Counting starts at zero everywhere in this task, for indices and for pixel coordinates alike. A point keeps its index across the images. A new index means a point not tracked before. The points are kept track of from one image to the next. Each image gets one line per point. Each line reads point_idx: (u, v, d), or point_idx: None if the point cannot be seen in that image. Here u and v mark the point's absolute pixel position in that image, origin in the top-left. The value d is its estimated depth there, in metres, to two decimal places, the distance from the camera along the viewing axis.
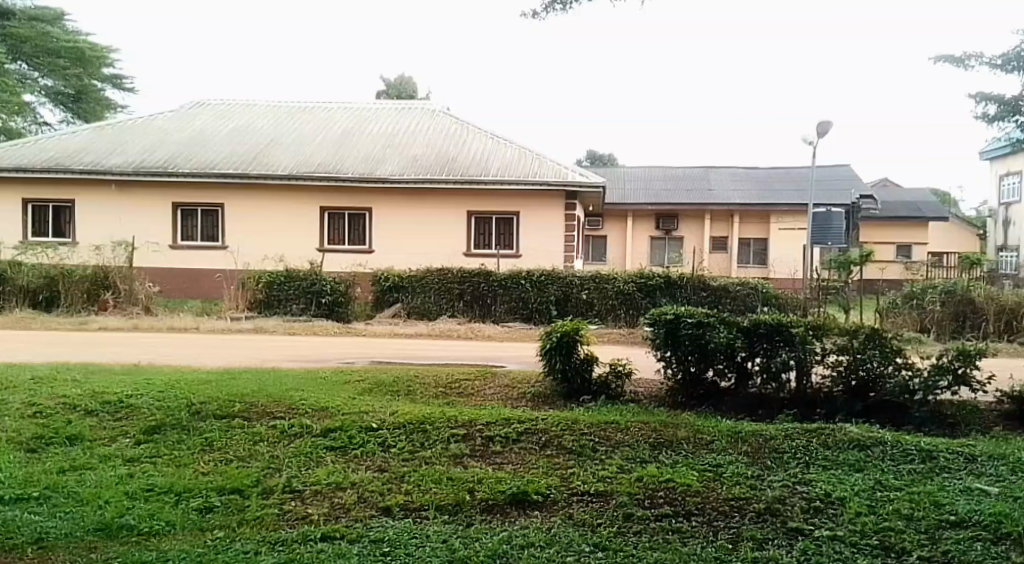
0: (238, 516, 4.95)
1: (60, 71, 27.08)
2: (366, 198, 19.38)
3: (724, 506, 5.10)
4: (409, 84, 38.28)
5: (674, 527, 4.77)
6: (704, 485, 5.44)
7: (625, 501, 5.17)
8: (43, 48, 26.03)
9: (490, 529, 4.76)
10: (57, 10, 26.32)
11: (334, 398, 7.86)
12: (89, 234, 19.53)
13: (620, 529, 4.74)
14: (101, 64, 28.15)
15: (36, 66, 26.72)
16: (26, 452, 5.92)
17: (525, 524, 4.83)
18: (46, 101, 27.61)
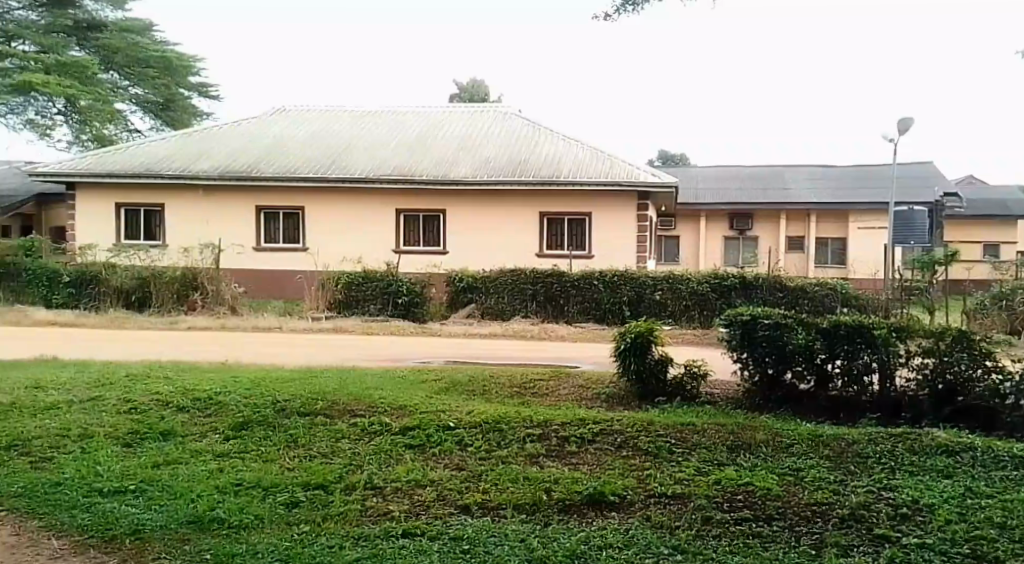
0: (322, 511, 5.01)
1: (149, 81, 27.72)
2: (438, 200, 19.60)
3: (806, 511, 4.88)
4: (480, 88, 38.64)
5: (754, 531, 4.58)
6: (784, 489, 5.24)
7: (704, 503, 5.01)
8: (133, 57, 26.93)
9: (568, 529, 4.66)
10: (146, 21, 27.32)
11: (410, 396, 7.94)
12: (177, 238, 20.35)
13: (699, 532, 4.58)
14: (188, 73, 28.62)
15: (127, 76, 27.42)
16: (122, 445, 6.15)
17: (603, 525, 4.72)
18: (138, 110, 27.93)
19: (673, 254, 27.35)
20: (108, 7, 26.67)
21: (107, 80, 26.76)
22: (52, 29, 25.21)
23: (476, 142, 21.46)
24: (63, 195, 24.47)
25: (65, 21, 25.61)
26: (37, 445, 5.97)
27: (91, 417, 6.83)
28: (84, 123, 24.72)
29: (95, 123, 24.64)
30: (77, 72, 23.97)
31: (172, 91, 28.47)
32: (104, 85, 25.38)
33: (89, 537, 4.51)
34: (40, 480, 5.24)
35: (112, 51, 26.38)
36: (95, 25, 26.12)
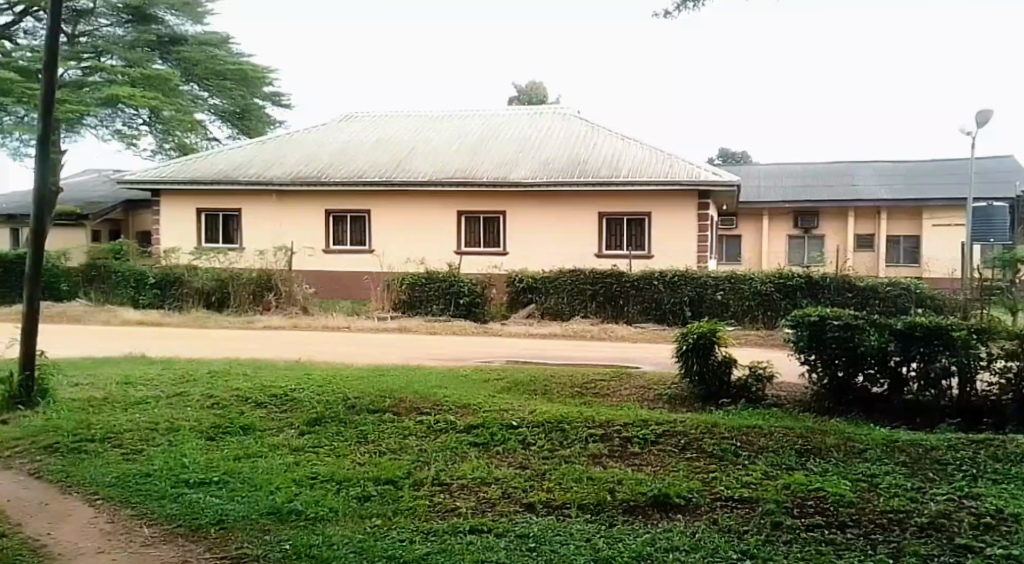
0: (393, 506, 5.15)
1: (228, 92, 27.39)
2: (498, 202, 19.78)
3: (882, 518, 4.81)
4: (539, 90, 38.69)
5: (827, 537, 4.52)
6: (859, 496, 5.16)
7: (773, 508, 4.98)
8: (215, 71, 26.69)
9: (634, 530, 4.68)
10: (223, 34, 27.19)
11: (474, 395, 8.08)
12: (248, 241, 21.07)
13: (769, 537, 4.54)
14: (264, 83, 28.35)
15: (207, 88, 27.17)
16: (206, 438, 6.45)
17: (670, 527, 4.72)
18: (217, 121, 27.73)
19: (735, 253, 26.93)
20: (188, 22, 26.30)
21: (189, 92, 26.60)
22: (136, 43, 25.06)
23: (536, 144, 21.57)
24: (149, 201, 25.51)
25: (148, 37, 25.40)
26: (128, 438, 6.31)
27: (176, 411, 7.18)
28: (168, 134, 25.51)
29: (177, 133, 25.43)
30: (160, 85, 24.45)
31: (249, 102, 28.30)
32: (185, 95, 25.89)
33: (177, 525, 4.68)
34: (132, 470, 5.53)
35: (194, 64, 26.34)
36: (177, 39, 26.01)
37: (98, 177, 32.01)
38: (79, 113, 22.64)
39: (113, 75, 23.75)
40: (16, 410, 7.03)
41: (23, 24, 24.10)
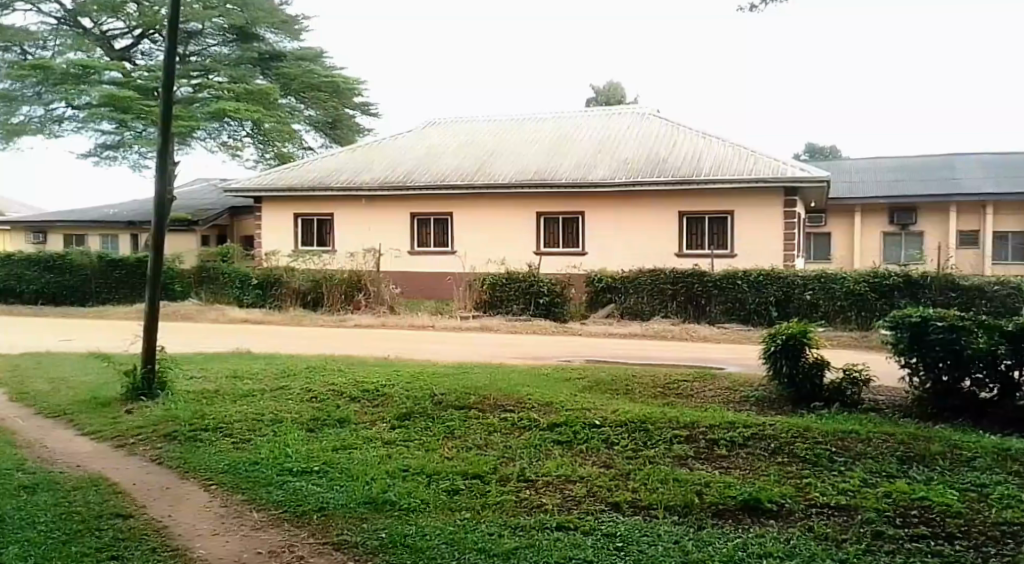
0: (481, 499, 5.25)
1: (320, 103, 28.35)
2: (578, 202, 19.82)
3: (994, 531, 4.67)
4: (617, 90, 38.49)
5: (933, 549, 4.43)
6: (966, 507, 5.03)
7: (873, 517, 4.91)
8: (309, 84, 27.66)
9: (724, 534, 4.67)
10: (317, 48, 28.25)
11: (558, 394, 8.18)
12: (337, 244, 21.83)
13: (869, 546, 4.48)
14: (354, 93, 29.22)
15: (302, 100, 28.15)
16: (307, 430, 6.80)
17: (762, 532, 4.70)
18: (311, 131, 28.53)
19: (824, 252, 26.14)
20: (287, 39, 27.53)
21: (286, 104, 27.45)
22: (240, 61, 25.98)
23: (616, 144, 21.53)
24: (252, 208, 26.71)
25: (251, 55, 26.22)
26: (237, 428, 6.72)
27: (278, 404, 7.60)
28: (267, 144, 26.52)
29: (276, 143, 26.42)
30: (260, 99, 25.59)
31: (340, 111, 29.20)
32: (283, 107, 26.83)
33: (283, 511, 4.96)
34: (242, 459, 5.90)
35: (290, 79, 27.32)
36: (276, 55, 26.99)
37: (203, 184, 33.73)
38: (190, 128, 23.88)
39: (220, 91, 25.03)
40: (139, 400, 7.58)
41: (141, 46, 25.58)
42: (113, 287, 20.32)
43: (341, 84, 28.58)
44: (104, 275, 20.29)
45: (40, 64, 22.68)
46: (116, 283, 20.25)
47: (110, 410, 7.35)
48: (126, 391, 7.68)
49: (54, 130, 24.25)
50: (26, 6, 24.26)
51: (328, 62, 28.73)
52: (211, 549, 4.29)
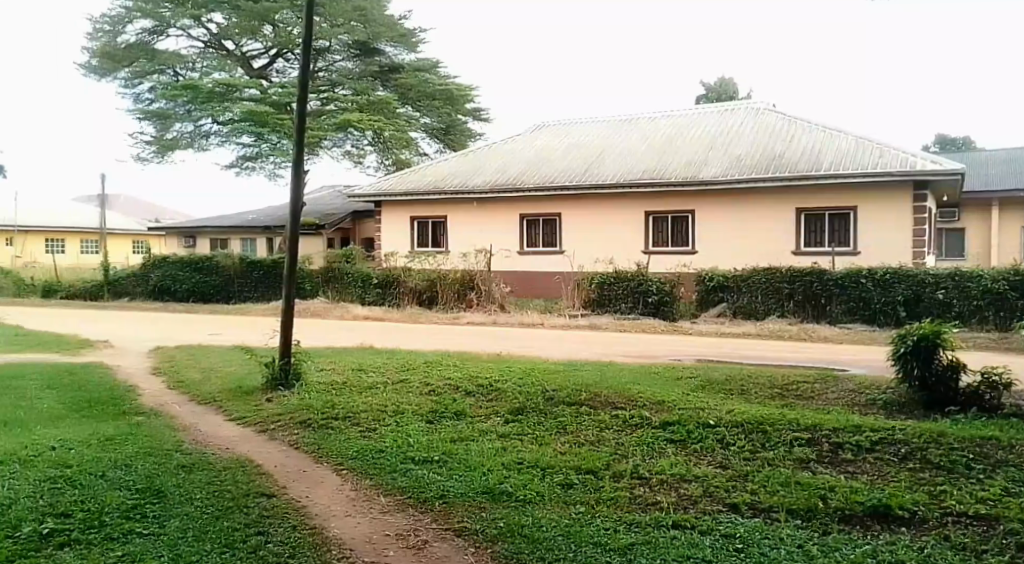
0: (595, 494, 5.34)
1: (435, 111, 29.08)
2: (689, 200, 19.53)
3: None
4: (731, 85, 37.53)
5: None
6: None
7: (1015, 528, 4.68)
8: (426, 93, 28.58)
9: (850, 540, 4.57)
10: (433, 59, 29.09)
11: (670, 393, 8.14)
12: (450, 245, 22.45)
13: (1012, 559, 4.29)
14: (468, 100, 29.70)
15: (418, 108, 28.96)
16: (426, 421, 7.13)
17: (891, 540, 4.58)
18: (427, 138, 29.35)
19: (957, 249, 24.58)
20: (405, 52, 28.52)
21: (404, 113, 28.39)
22: (364, 74, 27.69)
23: (730, 140, 21.07)
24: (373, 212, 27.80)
25: (373, 68, 27.99)
26: (364, 417, 7.13)
27: (400, 396, 7.99)
28: (387, 151, 27.52)
29: (394, 150, 27.40)
30: (381, 108, 26.61)
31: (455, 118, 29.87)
32: (402, 115, 27.80)
33: (407, 497, 5.22)
34: (368, 447, 6.26)
35: (408, 89, 28.32)
36: (395, 67, 28.26)
37: (330, 191, 35.37)
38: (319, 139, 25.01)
39: (345, 103, 26.25)
40: (278, 390, 8.15)
41: (276, 64, 27.28)
42: (252, 286, 21.73)
43: (455, 91, 29.17)
44: (245, 275, 21.76)
45: (191, 84, 24.48)
46: (254, 282, 21.67)
47: (252, 398, 7.95)
48: (266, 381, 8.28)
49: (202, 144, 26.24)
50: (178, 32, 26.27)
51: (445, 72, 29.54)
52: (344, 529, 4.60)
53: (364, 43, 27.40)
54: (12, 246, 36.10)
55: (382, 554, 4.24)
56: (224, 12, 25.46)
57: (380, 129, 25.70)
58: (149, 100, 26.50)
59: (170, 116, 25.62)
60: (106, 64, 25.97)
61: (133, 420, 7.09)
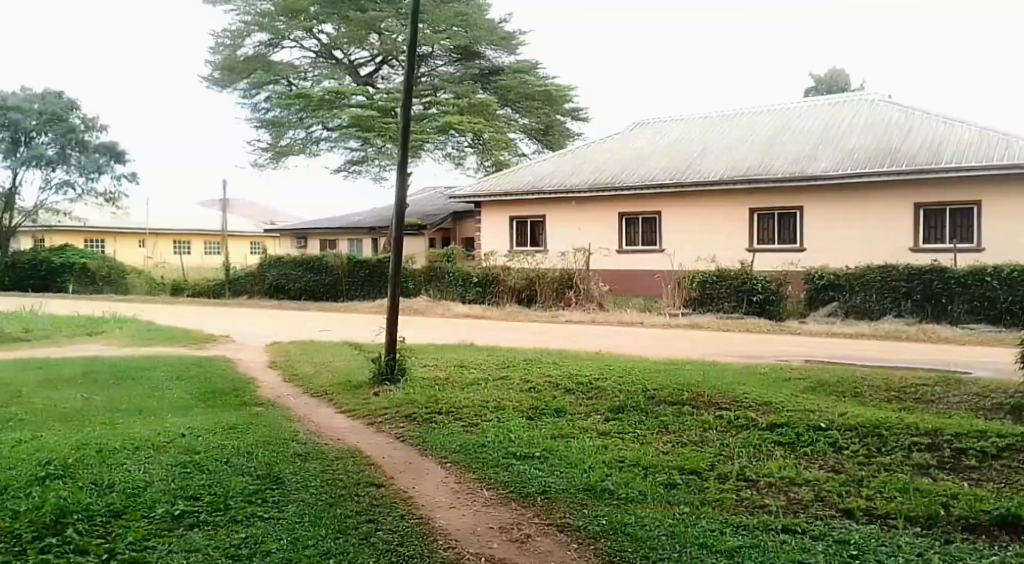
0: (700, 495, 5.26)
1: (534, 111, 29.27)
2: (796, 196, 18.85)
3: None
4: (843, 77, 35.96)
5: None
6: None
7: None
8: (525, 93, 28.79)
9: (976, 551, 4.34)
10: (533, 60, 29.32)
11: (776, 394, 7.89)
12: (549, 244, 22.53)
13: None
14: (566, 100, 29.81)
15: (518, 109, 29.25)
16: (527, 418, 7.21)
17: (1021, 552, 4.30)
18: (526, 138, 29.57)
19: None
20: (505, 55, 28.98)
21: (503, 115, 28.65)
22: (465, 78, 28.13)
23: (841, 134, 20.20)
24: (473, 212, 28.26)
25: (473, 71, 28.43)
26: (466, 413, 7.29)
27: (502, 392, 8.11)
28: (486, 152, 27.84)
29: (494, 151, 27.70)
30: (481, 111, 26.97)
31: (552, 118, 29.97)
32: (502, 116, 28.07)
33: (509, 491, 5.29)
34: (471, 441, 6.39)
35: (508, 90, 28.58)
36: (495, 70, 28.67)
37: (433, 193, 36.18)
38: (422, 143, 25.54)
39: (446, 106, 26.71)
40: (384, 384, 8.43)
41: (381, 70, 28.13)
42: (358, 285, 22.50)
43: (554, 92, 29.33)
44: (352, 274, 22.55)
45: (303, 93, 25.55)
46: (360, 281, 22.44)
47: (361, 392, 8.26)
48: (373, 376, 8.58)
49: (313, 150, 27.32)
50: (291, 43, 27.47)
51: (543, 73, 29.65)
52: (449, 521, 4.71)
53: (465, 47, 27.80)
54: (145, 247, 38.86)
55: (487, 546, 4.32)
56: (334, 23, 26.44)
57: (480, 131, 26.04)
58: (265, 109, 27.84)
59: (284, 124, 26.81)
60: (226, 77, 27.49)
61: (252, 411, 7.51)
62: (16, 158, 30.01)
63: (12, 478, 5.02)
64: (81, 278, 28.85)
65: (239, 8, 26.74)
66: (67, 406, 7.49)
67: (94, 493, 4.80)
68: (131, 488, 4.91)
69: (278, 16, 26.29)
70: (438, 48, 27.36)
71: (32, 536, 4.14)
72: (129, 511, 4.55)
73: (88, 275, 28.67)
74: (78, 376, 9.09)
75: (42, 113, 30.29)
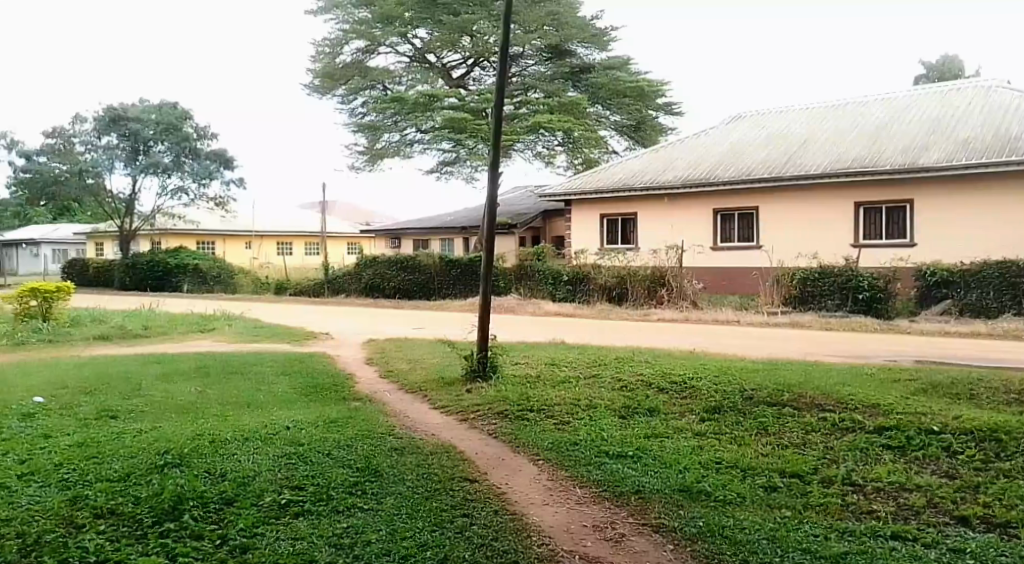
0: (802, 499, 5.07)
1: (625, 107, 29.02)
2: (905, 189, 17.93)
3: None
4: (957, 63, 33.93)
5: None
6: None
7: None
8: (616, 90, 28.53)
9: None
10: (624, 56, 29.01)
11: (883, 395, 7.53)
12: (642, 241, 22.25)
13: None
14: (658, 95, 29.41)
15: (608, 106, 29.09)
16: (620, 416, 7.16)
17: None
18: (616, 135, 29.41)
19: None
20: (597, 51, 28.73)
21: (594, 112, 28.55)
22: (556, 76, 28.07)
23: (954, 123, 19.08)
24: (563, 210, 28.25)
25: (565, 69, 28.35)
26: (557, 410, 7.30)
27: (595, 390, 8.08)
28: (577, 150, 27.74)
29: (584, 149, 27.59)
30: (572, 109, 26.74)
31: (644, 113, 29.59)
32: (592, 114, 27.94)
33: (603, 490, 5.25)
34: (563, 439, 6.40)
35: (599, 88, 28.39)
36: (586, 67, 28.49)
37: (524, 191, 36.40)
38: (513, 143, 25.68)
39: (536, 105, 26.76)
40: (477, 381, 8.54)
41: (473, 72, 28.46)
42: (451, 283, 22.86)
43: (646, 88, 28.96)
44: (445, 273, 22.95)
45: (398, 97, 26.02)
46: (452, 280, 22.80)
47: (454, 388, 8.38)
48: (466, 372, 8.70)
49: (407, 152, 27.92)
50: (387, 49, 28.13)
51: (635, 68, 29.27)
52: (543, 517, 4.72)
53: (556, 46, 27.71)
54: (251, 249, 40.74)
55: (580, 544, 4.31)
56: (427, 27, 26.95)
57: (571, 129, 25.94)
58: (362, 113, 28.68)
59: (379, 127, 27.57)
60: (326, 83, 28.49)
61: (351, 406, 7.75)
62: (136, 166, 32.08)
63: (134, 466, 5.35)
64: (194, 278, 30.50)
65: (338, 17, 27.63)
66: (182, 398, 7.93)
67: (208, 481, 5.06)
68: (240, 478, 5.15)
69: (374, 23, 26.96)
70: (529, 48, 27.39)
71: (152, 520, 4.40)
72: (240, 499, 4.77)
73: (199, 275, 30.31)
74: (192, 370, 9.62)
75: (160, 123, 31.99)
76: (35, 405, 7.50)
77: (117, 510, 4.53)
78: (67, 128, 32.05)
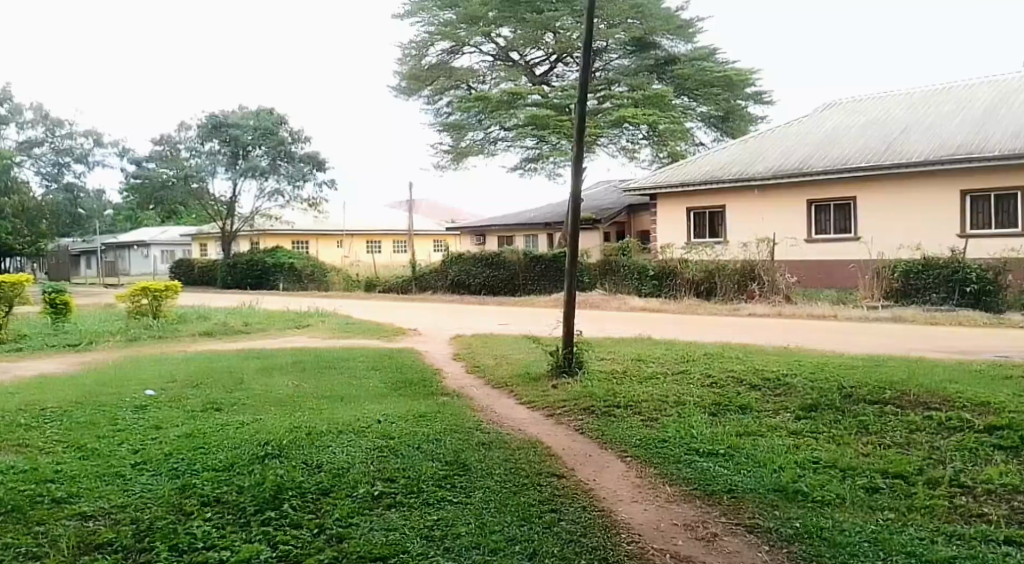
0: (907, 501, 4.83)
1: (712, 98, 28.41)
2: (1016, 176, 16.87)
3: None
4: None
5: None
6: None
7: None
8: (702, 81, 27.97)
9: None
10: (710, 46, 28.38)
11: (995, 393, 7.09)
12: (732, 234, 21.66)
13: None
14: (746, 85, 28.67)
15: (695, 98, 28.54)
16: (709, 414, 6.98)
17: None
18: (702, 126, 28.84)
19: None
20: (682, 43, 28.17)
21: (679, 104, 28.10)
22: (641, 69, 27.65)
23: None
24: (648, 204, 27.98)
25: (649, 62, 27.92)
26: (645, 407, 7.20)
27: (684, 387, 7.93)
28: (662, 143, 27.33)
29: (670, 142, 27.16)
30: (656, 102, 26.27)
31: (732, 102, 28.86)
32: (678, 106, 27.47)
33: (694, 489, 5.14)
34: (651, 437, 6.29)
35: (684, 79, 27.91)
36: (672, 59, 27.95)
37: (608, 186, 36.13)
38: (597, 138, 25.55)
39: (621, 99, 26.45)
40: (563, 376, 8.53)
41: (556, 68, 28.43)
42: (536, 279, 23.02)
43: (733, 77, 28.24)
44: (530, 269, 23.10)
45: (482, 95, 26.16)
46: (537, 275, 22.94)
47: (540, 384, 8.39)
48: (552, 368, 8.70)
49: (491, 150, 28.16)
50: (472, 49, 28.36)
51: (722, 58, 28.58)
52: (631, 515, 4.66)
53: (640, 39, 27.35)
54: (342, 247, 42.09)
55: (671, 543, 4.24)
56: (511, 25, 27.06)
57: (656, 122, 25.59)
58: (447, 113, 29.13)
59: (464, 126, 27.88)
60: (412, 85, 29.04)
61: (439, 399, 7.89)
62: (235, 170, 33.54)
63: (238, 455, 5.61)
64: (290, 276, 31.72)
65: (423, 19, 27.87)
66: (280, 391, 8.28)
67: (306, 472, 5.24)
68: (335, 469, 5.30)
69: (459, 24, 27.14)
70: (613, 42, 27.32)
71: (254, 508, 4.59)
72: (335, 490, 4.92)
73: (295, 273, 31.59)
74: (288, 366, 9.96)
75: (257, 128, 33.22)
76: (148, 397, 7.96)
77: (222, 498, 4.75)
78: (173, 135, 33.67)
